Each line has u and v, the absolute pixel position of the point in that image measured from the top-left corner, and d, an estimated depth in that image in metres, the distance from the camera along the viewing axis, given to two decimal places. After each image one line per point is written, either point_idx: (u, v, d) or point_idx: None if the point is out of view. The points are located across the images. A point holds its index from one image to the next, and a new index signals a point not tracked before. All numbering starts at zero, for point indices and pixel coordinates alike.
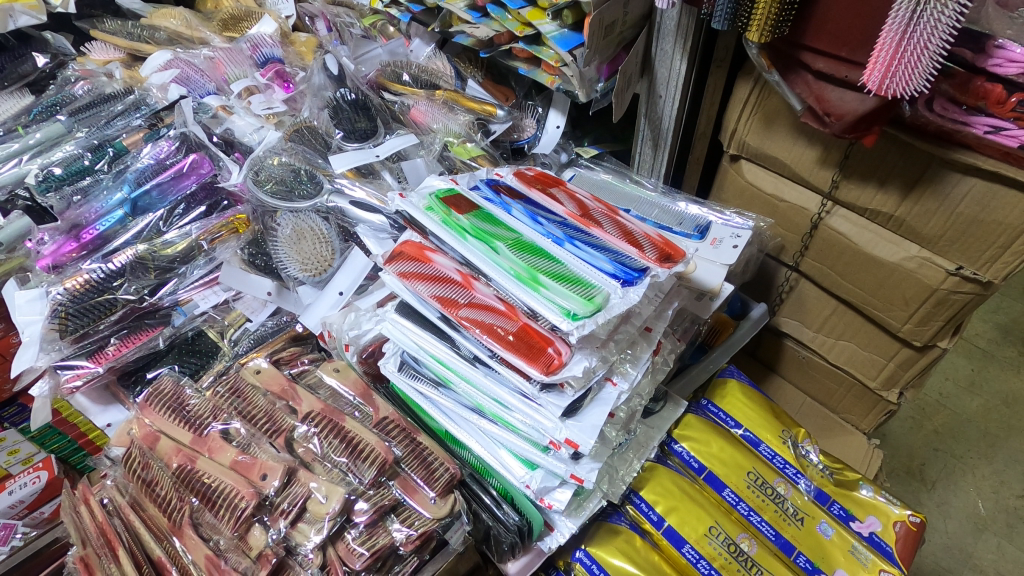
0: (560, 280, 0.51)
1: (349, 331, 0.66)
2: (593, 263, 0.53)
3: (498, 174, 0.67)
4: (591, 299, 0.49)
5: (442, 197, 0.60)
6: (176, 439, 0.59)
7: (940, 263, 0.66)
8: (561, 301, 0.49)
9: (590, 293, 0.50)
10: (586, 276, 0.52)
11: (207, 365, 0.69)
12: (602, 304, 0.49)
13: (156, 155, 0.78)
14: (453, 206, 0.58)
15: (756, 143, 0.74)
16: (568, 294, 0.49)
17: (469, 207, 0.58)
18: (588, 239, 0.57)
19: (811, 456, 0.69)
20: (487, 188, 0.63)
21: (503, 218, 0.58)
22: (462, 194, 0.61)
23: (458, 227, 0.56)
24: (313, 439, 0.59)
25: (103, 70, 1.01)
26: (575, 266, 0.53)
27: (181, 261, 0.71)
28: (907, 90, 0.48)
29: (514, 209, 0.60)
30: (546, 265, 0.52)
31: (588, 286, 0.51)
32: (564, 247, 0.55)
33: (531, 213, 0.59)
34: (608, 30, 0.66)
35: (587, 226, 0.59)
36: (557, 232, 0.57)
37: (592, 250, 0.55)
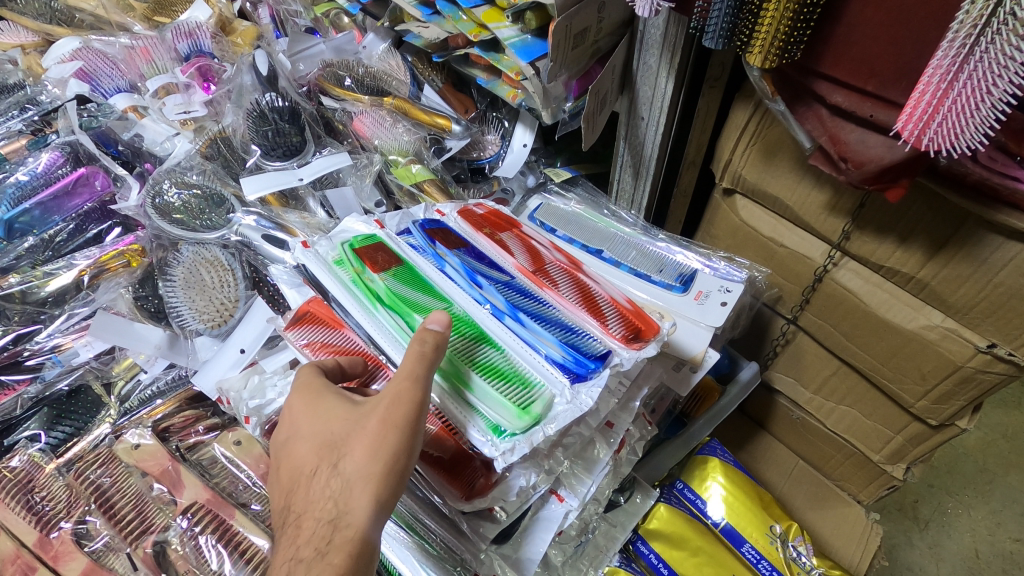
0: (491, 374, 0.39)
1: (248, 400, 0.52)
2: (538, 349, 0.42)
3: (438, 211, 0.55)
4: (528, 408, 0.38)
5: (358, 247, 0.47)
6: (16, 538, 0.47)
7: (968, 338, 0.54)
8: (487, 411, 0.38)
9: (528, 399, 0.38)
10: (527, 367, 0.41)
11: (82, 433, 0.56)
12: (542, 415, 0.38)
13: (35, 170, 0.65)
14: (368, 261, 0.46)
15: (753, 178, 0.62)
16: (498, 400, 0.38)
17: (388, 262, 0.46)
18: (537, 310, 0.45)
19: (802, 559, 0.58)
20: (419, 232, 0.51)
21: (432, 278, 0.46)
22: (384, 242, 0.49)
23: (372, 292, 0.44)
24: (189, 545, 0.48)
25: (7, 57, 0.87)
26: (515, 351, 0.41)
27: (55, 302, 0.60)
28: (955, 145, 0.36)
29: (448, 264, 0.48)
30: (476, 352, 0.41)
31: (527, 384, 0.39)
32: (504, 322, 0.43)
33: (469, 269, 0.47)
34: (578, 39, 0.54)
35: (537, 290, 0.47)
36: (499, 298, 0.45)
37: (539, 327, 0.43)
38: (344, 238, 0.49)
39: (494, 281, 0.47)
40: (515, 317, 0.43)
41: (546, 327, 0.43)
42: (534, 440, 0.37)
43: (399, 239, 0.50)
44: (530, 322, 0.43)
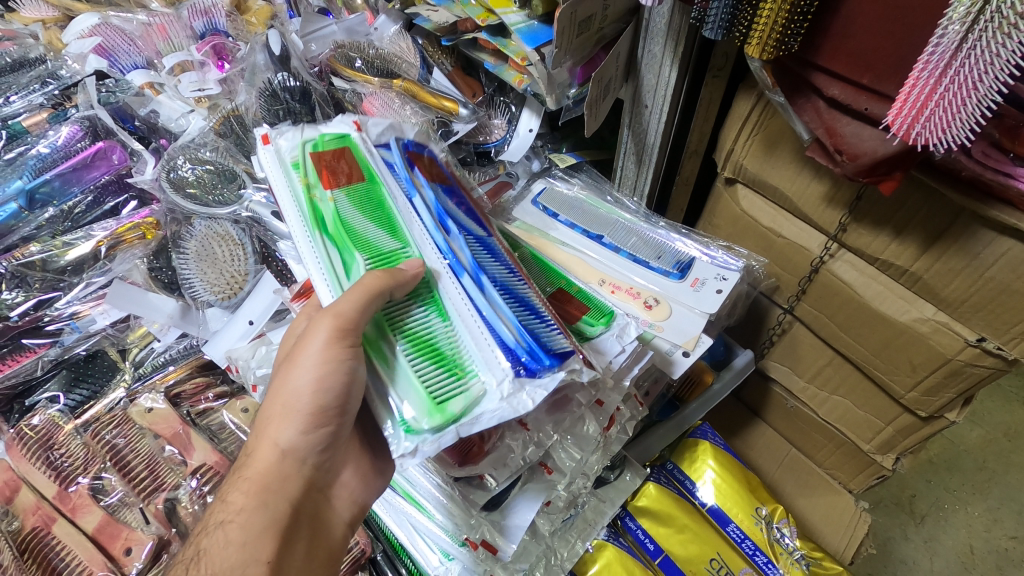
0: (424, 353, 0.39)
1: (256, 369, 0.54)
2: (489, 330, 0.39)
3: (420, 158, 0.53)
4: (448, 403, 0.36)
5: (315, 152, 0.47)
6: (37, 491, 0.51)
7: (958, 331, 0.55)
8: (403, 396, 0.37)
9: (451, 390, 0.37)
10: (471, 350, 0.39)
11: (99, 395, 0.60)
12: (459, 412, 0.36)
13: (56, 143, 0.67)
14: (327, 175, 0.46)
15: (754, 168, 0.63)
16: (418, 388, 0.37)
17: (351, 179, 0.47)
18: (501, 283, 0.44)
19: (785, 541, 0.60)
20: (398, 152, 0.51)
21: (397, 213, 0.46)
22: (359, 154, 0.48)
23: (315, 204, 0.44)
24: (198, 502, 0.51)
25: (28, 31, 0.90)
26: (466, 328, 0.40)
27: (74, 270, 0.61)
28: (943, 140, 0.37)
29: (419, 197, 0.47)
30: (419, 322, 0.40)
31: (461, 372, 0.38)
32: (461, 286, 0.42)
33: (444, 222, 0.46)
34: (583, 26, 0.55)
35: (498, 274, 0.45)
36: (467, 262, 0.44)
37: (502, 305, 0.42)
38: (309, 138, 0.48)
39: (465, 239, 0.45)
40: (478, 283, 0.42)
41: (508, 307, 0.42)
42: (445, 437, 0.36)
43: (376, 155, 0.50)
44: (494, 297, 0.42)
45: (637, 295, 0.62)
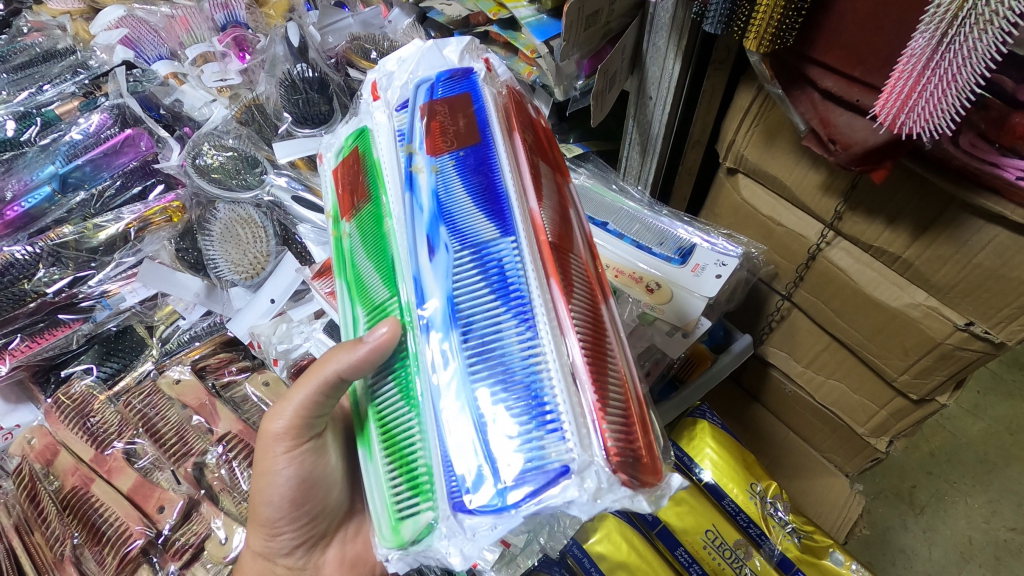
0: (392, 450, 0.34)
1: (277, 344, 0.60)
2: (448, 433, 0.31)
3: (435, 108, 0.40)
4: (399, 528, 0.32)
5: (340, 169, 0.47)
6: (76, 454, 0.55)
7: (948, 316, 0.57)
8: (374, 499, 0.34)
9: (405, 511, 0.32)
10: (428, 458, 0.32)
11: (129, 367, 0.63)
12: (409, 541, 0.31)
13: (87, 130, 0.71)
14: (349, 201, 0.44)
15: (754, 158, 0.66)
16: (381, 500, 0.34)
17: (360, 195, 0.42)
18: (493, 339, 0.31)
19: (778, 515, 0.63)
20: (413, 112, 0.41)
21: (390, 231, 0.38)
22: (373, 156, 0.42)
23: (340, 241, 0.45)
24: (224, 468, 0.54)
25: (56, 23, 0.93)
26: (428, 425, 0.32)
27: (105, 250, 0.65)
28: (926, 128, 0.40)
29: (409, 193, 0.37)
30: (393, 409, 0.35)
31: (416, 488, 0.32)
32: (428, 349, 0.33)
33: (429, 232, 0.35)
34: (590, 20, 0.57)
35: (502, 314, 0.32)
36: (438, 306, 0.33)
37: (468, 387, 0.31)
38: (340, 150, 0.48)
39: (455, 252, 0.34)
40: (443, 351, 0.32)
41: (473, 391, 0.31)
42: (398, 564, 0.32)
43: (384, 134, 0.42)
44: (459, 376, 0.31)
45: (639, 280, 0.64)
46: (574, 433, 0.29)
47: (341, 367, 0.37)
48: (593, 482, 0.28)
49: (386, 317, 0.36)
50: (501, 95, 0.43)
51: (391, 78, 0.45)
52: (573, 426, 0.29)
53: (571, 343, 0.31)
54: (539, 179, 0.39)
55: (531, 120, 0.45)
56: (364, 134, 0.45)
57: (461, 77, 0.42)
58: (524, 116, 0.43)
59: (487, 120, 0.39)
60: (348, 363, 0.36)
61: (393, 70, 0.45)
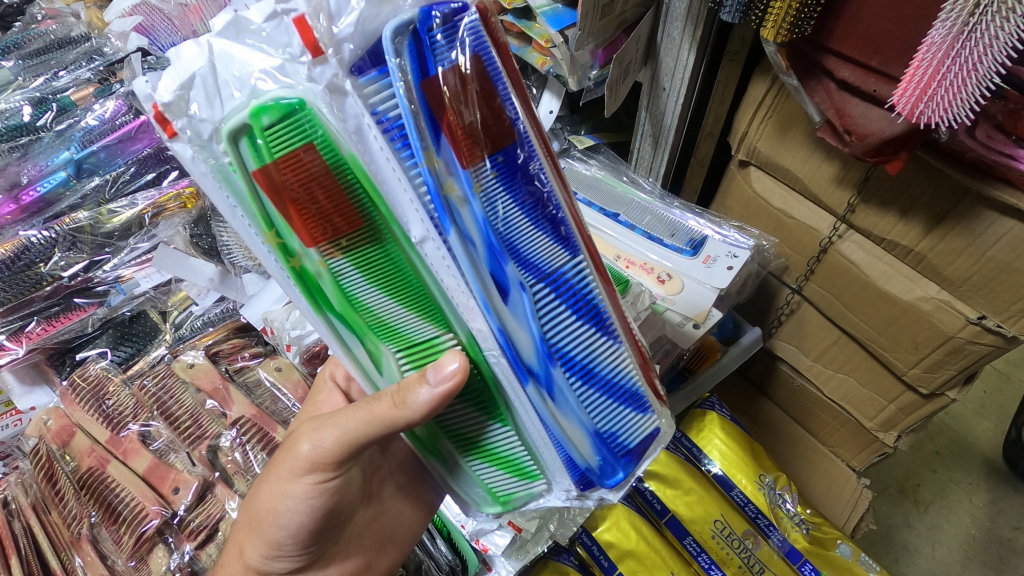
0: (487, 454, 0.39)
1: (291, 330, 0.60)
2: (561, 442, 0.36)
3: (446, 89, 0.30)
4: (510, 502, 0.41)
5: (261, 168, 0.30)
6: (92, 436, 0.56)
7: (960, 309, 0.56)
8: (472, 491, 0.41)
9: (515, 493, 0.40)
10: (533, 454, 0.38)
11: (143, 351, 0.64)
12: (521, 504, 0.41)
13: (102, 116, 0.71)
14: (314, 227, 0.32)
15: (767, 151, 0.65)
16: (481, 486, 0.41)
17: (346, 221, 0.32)
18: (583, 359, 0.36)
19: (787, 507, 0.64)
20: (408, 94, 0.29)
21: (423, 271, 0.33)
22: (353, 163, 0.30)
23: (307, 274, 0.33)
24: (238, 451, 0.55)
25: (70, 10, 0.94)
26: (528, 435, 0.37)
27: (121, 234, 0.65)
28: (944, 118, 0.39)
29: (456, 232, 0.31)
30: (475, 422, 0.38)
31: (522, 475, 0.39)
32: (534, 390, 0.35)
33: (496, 271, 0.33)
34: (605, 10, 0.58)
35: (586, 335, 0.36)
36: (531, 346, 0.34)
37: (575, 405, 0.36)
38: (232, 129, 0.29)
39: (532, 287, 0.34)
40: (544, 384, 0.35)
41: (579, 408, 0.36)
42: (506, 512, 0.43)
43: (372, 139, 0.29)
44: (566, 401, 0.35)
45: (651, 270, 0.65)
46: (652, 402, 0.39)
47: (412, 419, 0.36)
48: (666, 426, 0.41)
49: (441, 352, 0.36)
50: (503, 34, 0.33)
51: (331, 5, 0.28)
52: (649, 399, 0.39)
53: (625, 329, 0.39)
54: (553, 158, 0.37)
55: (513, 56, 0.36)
56: (308, 118, 0.29)
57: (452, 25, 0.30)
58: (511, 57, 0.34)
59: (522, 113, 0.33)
60: (422, 415, 0.35)
61: None
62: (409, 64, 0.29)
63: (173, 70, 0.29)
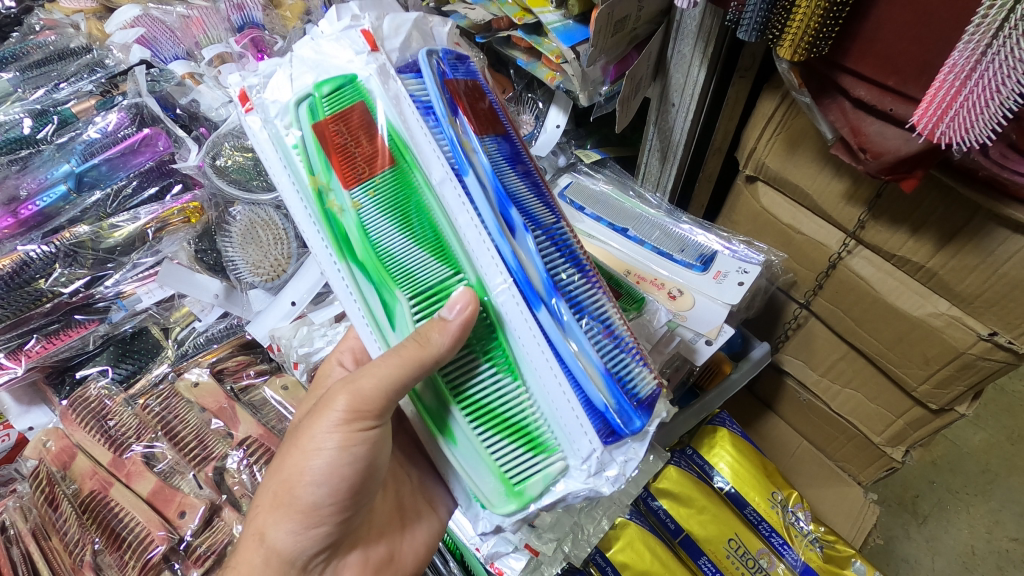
0: (499, 426, 0.37)
1: (299, 348, 0.61)
2: (575, 387, 0.37)
3: (463, 86, 0.40)
4: (522, 491, 0.37)
5: (317, 124, 0.38)
6: (94, 458, 0.54)
7: (971, 326, 0.56)
8: (479, 479, 0.38)
9: (532, 473, 0.37)
10: (546, 416, 0.37)
11: (144, 368, 0.63)
12: (534, 496, 0.37)
13: (105, 129, 0.70)
14: (343, 171, 0.39)
15: (775, 166, 0.66)
16: (492, 474, 0.38)
17: (369, 165, 0.38)
18: (583, 304, 0.40)
19: (800, 524, 0.64)
20: (433, 81, 0.39)
21: (437, 210, 0.37)
22: (381, 117, 0.37)
23: (331, 212, 0.39)
24: (246, 472, 0.54)
25: (69, 21, 0.94)
26: (541, 385, 0.37)
27: (123, 250, 0.63)
28: (965, 140, 0.40)
29: (470, 175, 0.37)
30: (488, 385, 0.38)
31: (534, 449, 0.37)
32: (545, 321, 0.37)
33: (506, 211, 0.38)
34: (618, 26, 0.58)
35: (582, 284, 0.40)
36: (539, 277, 0.37)
37: (586, 341, 0.38)
38: (300, 98, 0.39)
39: (534, 232, 0.39)
40: (554, 316, 0.37)
41: (590, 345, 0.38)
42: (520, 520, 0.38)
43: (405, 105, 0.37)
44: (577, 333, 0.38)
45: (661, 286, 0.65)
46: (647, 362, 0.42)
47: (438, 358, 0.36)
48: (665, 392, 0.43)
49: (448, 293, 0.37)
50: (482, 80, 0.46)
51: (386, 27, 0.40)
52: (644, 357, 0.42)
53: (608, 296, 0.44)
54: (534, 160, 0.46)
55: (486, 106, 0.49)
56: (355, 88, 0.38)
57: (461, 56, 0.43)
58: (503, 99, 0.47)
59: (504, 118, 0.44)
60: (447, 347, 0.35)
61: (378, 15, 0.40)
62: (436, 64, 0.40)
63: (265, 69, 0.41)
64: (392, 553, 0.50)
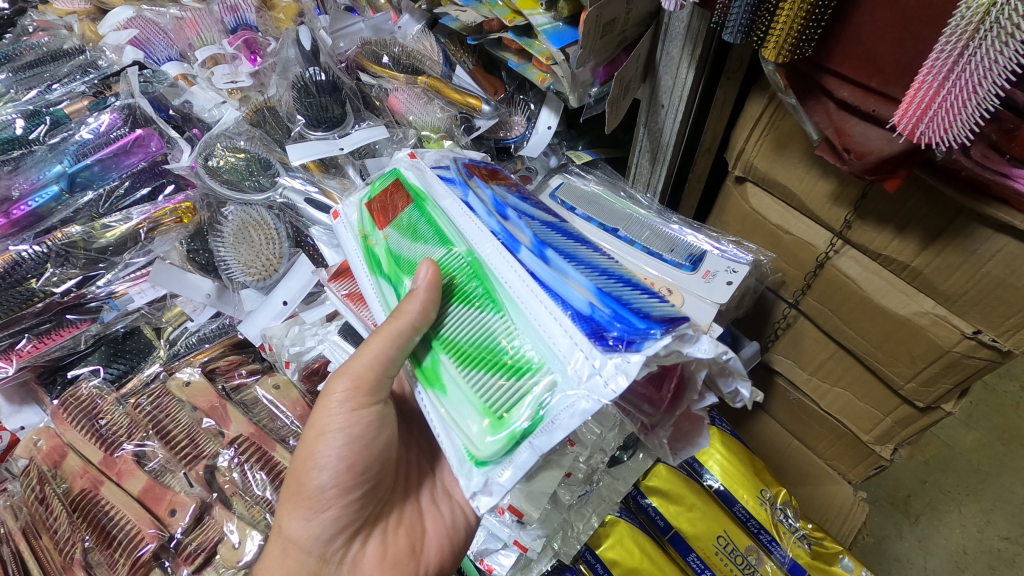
0: (483, 361, 0.39)
1: (290, 347, 0.61)
2: (559, 306, 0.38)
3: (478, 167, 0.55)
4: (512, 419, 0.37)
5: (369, 201, 0.54)
6: (85, 457, 0.55)
7: (956, 324, 0.57)
8: (471, 423, 0.39)
9: (520, 400, 0.37)
10: (529, 339, 0.38)
11: (136, 368, 0.63)
12: (526, 425, 0.36)
13: (97, 129, 0.70)
14: (380, 218, 0.51)
15: (764, 167, 0.66)
16: (481, 410, 0.38)
17: (396, 208, 0.50)
18: (574, 257, 0.44)
19: (788, 521, 0.63)
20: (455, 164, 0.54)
21: (442, 213, 0.47)
22: (408, 177, 0.52)
23: (373, 248, 0.51)
24: (237, 470, 0.55)
25: (63, 23, 0.94)
26: (523, 311, 0.39)
27: (115, 249, 0.64)
28: (944, 139, 0.40)
29: (472, 193, 0.49)
30: (474, 326, 0.41)
31: (519, 374, 0.38)
32: (526, 260, 0.42)
33: (501, 208, 0.47)
34: (607, 28, 0.58)
35: (578, 250, 0.45)
36: (524, 236, 0.44)
37: (572, 274, 0.41)
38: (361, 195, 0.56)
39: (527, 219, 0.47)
40: (539, 259, 0.42)
41: (578, 274, 0.41)
42: (516, 459, 0.36)
43: (426, 170, 0.52)
44: (561, 269, 0.41)
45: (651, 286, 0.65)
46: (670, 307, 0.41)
47: (412, 323, 0.42)
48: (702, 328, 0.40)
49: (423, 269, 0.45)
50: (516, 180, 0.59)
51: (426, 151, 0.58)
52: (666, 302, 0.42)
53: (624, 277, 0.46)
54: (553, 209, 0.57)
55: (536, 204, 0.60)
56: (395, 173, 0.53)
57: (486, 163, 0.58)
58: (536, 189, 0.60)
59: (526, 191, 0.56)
60: (418, 311, 0.42)
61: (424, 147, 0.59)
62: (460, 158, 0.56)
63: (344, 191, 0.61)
64: (411, 548, 0.51)
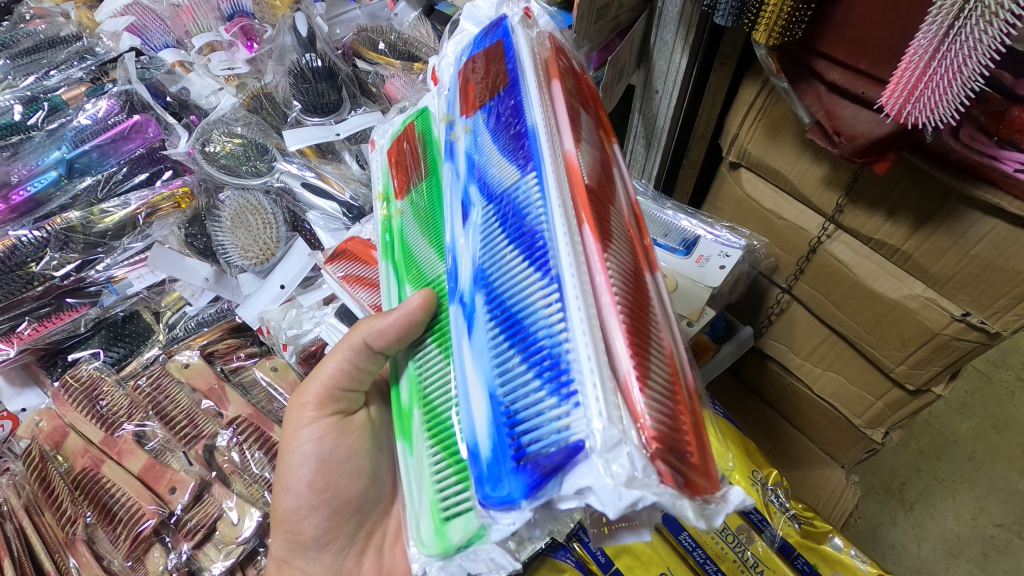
0: (438, 436, 0.37)
1: (288, 330, 0.62)
2: (468, 412, 0.32)
3: (481, 76, 0.45)
4: (445, 531, 0.34)
5: (401, 149, 0.56)
6: (86, 437, 0.56)
7: (945, 307, 0.58)
8: (421, 507, 0.36)
9: (458, 507, 0.34)
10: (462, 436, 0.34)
11: (135, 352, 0.64)
12: (456, 543, 0.33)
13: (95, 115, 0.71)
14: (403, 189, 0.53)
15: (758, 152, 0.67)
16: (425, 495, 0.37)
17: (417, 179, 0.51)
18: (505, 301, 0.33)
19: (779, 501, 0.64)
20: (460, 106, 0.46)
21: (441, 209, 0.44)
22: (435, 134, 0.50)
23: (392, 217, 0.53)
24: (235, 450, 0.56)
25: (60, 10, 0.94)
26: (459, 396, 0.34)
27: (114, 234, 0.65)
28: (930, 120, 0.41)
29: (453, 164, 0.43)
30: (438, 391, 0.38)
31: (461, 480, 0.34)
32: (459, 323, 0.35)
33: (467, 198, 0.40)
34: (600, 13, 0.58)
35: (518, 276, 0.33)
36: (469, 271, 0.36)
37: (485, 351, 0.32)
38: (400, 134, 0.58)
39: (484, 212, 0.38)
40: (467, 321, 0.35)
41: (491, 358, 0.32)
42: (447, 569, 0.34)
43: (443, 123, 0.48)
44: (479, 340, 0.33)
45: None
46: (599, 405, 0.27)
47: (373, 339, 0.44)
48: (622, 467, 0.25)
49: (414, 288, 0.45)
50: (539, 41, 0.46)
51: (445, 67, 0.52)
52: (593, 394, 0.27)
53: (594, 281, 0.31)
54: (575, 124, 0.40)
55: (572, 80, 0.45)
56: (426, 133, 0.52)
57: (496, 36, 0.47)
58: (564, 68, 0.45)
59: (524, 99, 0.40)
60: (376, 333, 0.44)
61: (448, 57, 0.53)
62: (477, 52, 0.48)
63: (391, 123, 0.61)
64: None
